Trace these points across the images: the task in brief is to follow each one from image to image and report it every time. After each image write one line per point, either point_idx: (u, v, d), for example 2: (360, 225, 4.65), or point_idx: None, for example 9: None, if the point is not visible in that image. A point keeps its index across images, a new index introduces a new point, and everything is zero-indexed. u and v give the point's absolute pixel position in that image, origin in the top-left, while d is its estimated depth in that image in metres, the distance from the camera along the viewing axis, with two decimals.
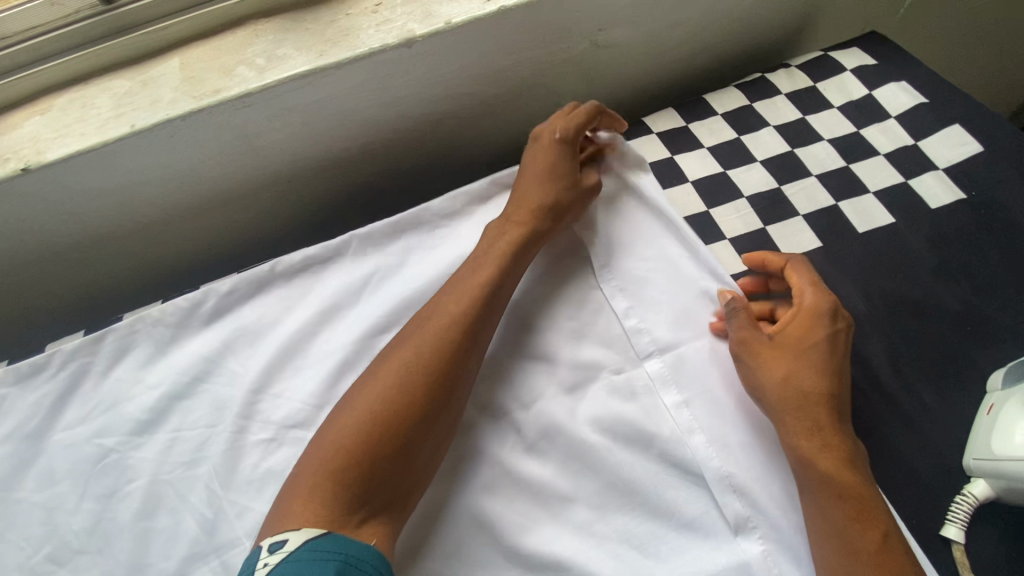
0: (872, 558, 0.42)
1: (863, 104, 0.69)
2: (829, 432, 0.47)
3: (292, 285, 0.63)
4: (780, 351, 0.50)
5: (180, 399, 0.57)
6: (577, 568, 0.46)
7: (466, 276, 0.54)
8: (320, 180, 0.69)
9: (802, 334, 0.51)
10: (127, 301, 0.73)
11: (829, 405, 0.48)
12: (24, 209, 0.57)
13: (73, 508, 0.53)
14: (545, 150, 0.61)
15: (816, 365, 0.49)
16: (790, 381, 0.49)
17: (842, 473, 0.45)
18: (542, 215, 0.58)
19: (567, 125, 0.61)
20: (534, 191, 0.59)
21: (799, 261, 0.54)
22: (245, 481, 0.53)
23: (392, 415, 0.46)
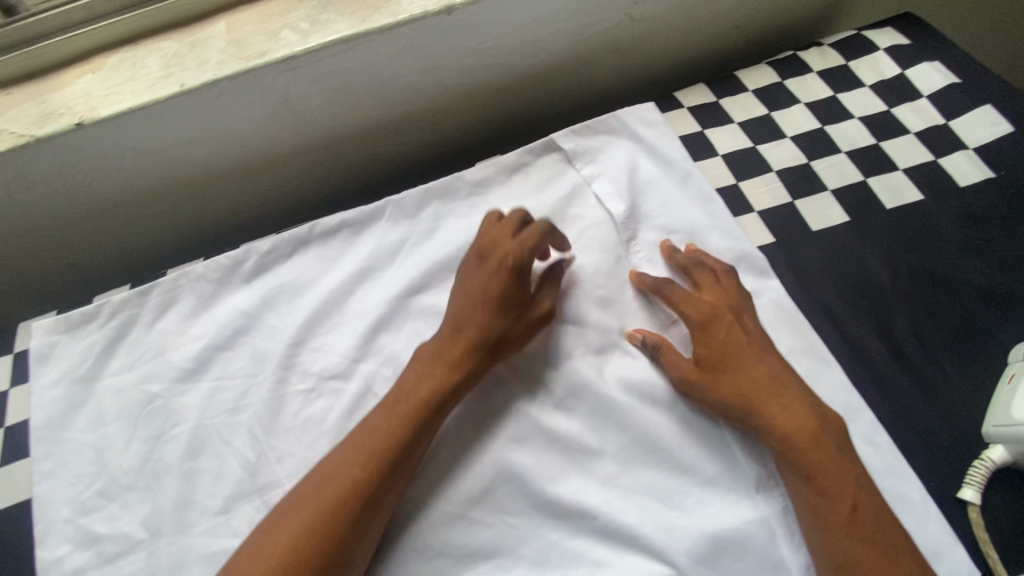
0: (843, 527, 0.44)
1: (895, 83, 0.69)
2: (781, 419, 0.48)
3: (329, 245, 0.65)
4: (702, 366, 0.51)
5: (221, 351, 0.59)
6: (603, 517, 0.48)
7: (388, 412, 0.50)
8: (354, 147, 0.70)
9: (710, 346, 0.52)
10: (167, 260, 0.76)
11: (772, 395, 0.49)
12: (76, 164, 0.60)
13: (123, 448, 0.56)
14: (487, 280, 0.55)
15: (734, 367, 0.50)
16: (722, 390, 0.50)
17: (804, 457, 0.46)
18: (480, 351, 0.53)
19: (515, 253, 0.55)
20: (474, 311, 0.54)
21: (670, 282, 0.56)
22: (286, 428, 0.55)
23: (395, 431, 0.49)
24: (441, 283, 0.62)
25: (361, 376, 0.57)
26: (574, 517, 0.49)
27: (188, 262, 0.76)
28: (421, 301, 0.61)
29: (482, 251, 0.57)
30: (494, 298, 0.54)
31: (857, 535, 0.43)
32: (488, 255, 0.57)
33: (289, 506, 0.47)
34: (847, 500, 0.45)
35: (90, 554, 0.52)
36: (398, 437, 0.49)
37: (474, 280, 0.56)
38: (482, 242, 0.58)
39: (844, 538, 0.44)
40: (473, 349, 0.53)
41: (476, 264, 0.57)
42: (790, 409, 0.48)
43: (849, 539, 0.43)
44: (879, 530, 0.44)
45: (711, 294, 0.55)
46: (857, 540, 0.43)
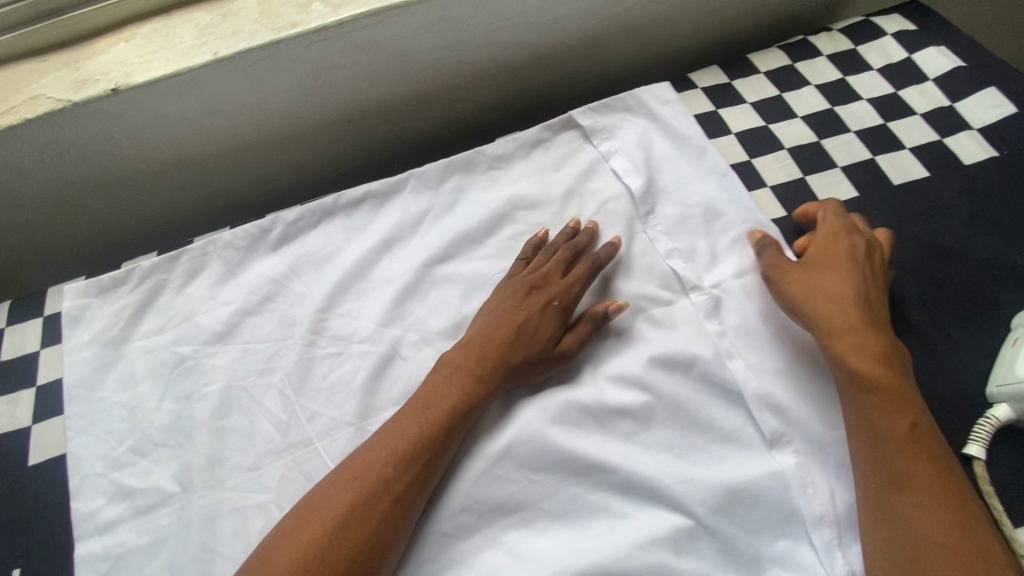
0: (901, 443, 0.46)
1: (902, 66, 0.72)
2: (859, 334, 0.50)
3: (353, 215, 0.66)
4: (808, 269, 0.55)
5: (250, 315, 0.61)
6: (625, 470, 0.50)
7: (419, 411, 0.51)
8: (379, 121, 0.72)
9: (826, 254, 0.55)
10: (189, 231, 0.77)
11: (857, 310, 0.51)
12: (109, 130, 0.61)
13: (154, 406, 0.57)
14: (526, 307, 0.56)
15: (841, 277, 0.53)
16: (817, 293, 0.53)
17: (875, 370, 0.49)
18: (499, 368, 0.54)
19: (560, 289, 0.57)
20: (505, 331, 0.55)
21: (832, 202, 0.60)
22: (315, 388, 0.57)
23: (431, 415, 0.51)
24: (465, 252, 0.64)
25: (389, 340, 0.59)
26: (595, 472, 0.50)
27: (209, 233, 0.77)
28: (445, 270, 0.63)
29: (529, 275, 0.59)
30: (526, 325, 0.55)
31: (914, 450, 0.46)
32: (537, 283, 0.58)
33: (332, 485, 0.48)
34: (908, 417, 0.47)
35: (124, 507, 0.53)
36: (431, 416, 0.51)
37: (514, 299, 0.57)
38: (541, 260, 0.60)
39: (899, 451, 0.46)
40: (494, 365, 0.54)
41: (523, 291, 0.58)
42: (868, 328, 0.51)
43: (904, 453, 0.46)
44: (931, 451, 0.46)
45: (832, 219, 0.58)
46: (911, 453, 0.46)
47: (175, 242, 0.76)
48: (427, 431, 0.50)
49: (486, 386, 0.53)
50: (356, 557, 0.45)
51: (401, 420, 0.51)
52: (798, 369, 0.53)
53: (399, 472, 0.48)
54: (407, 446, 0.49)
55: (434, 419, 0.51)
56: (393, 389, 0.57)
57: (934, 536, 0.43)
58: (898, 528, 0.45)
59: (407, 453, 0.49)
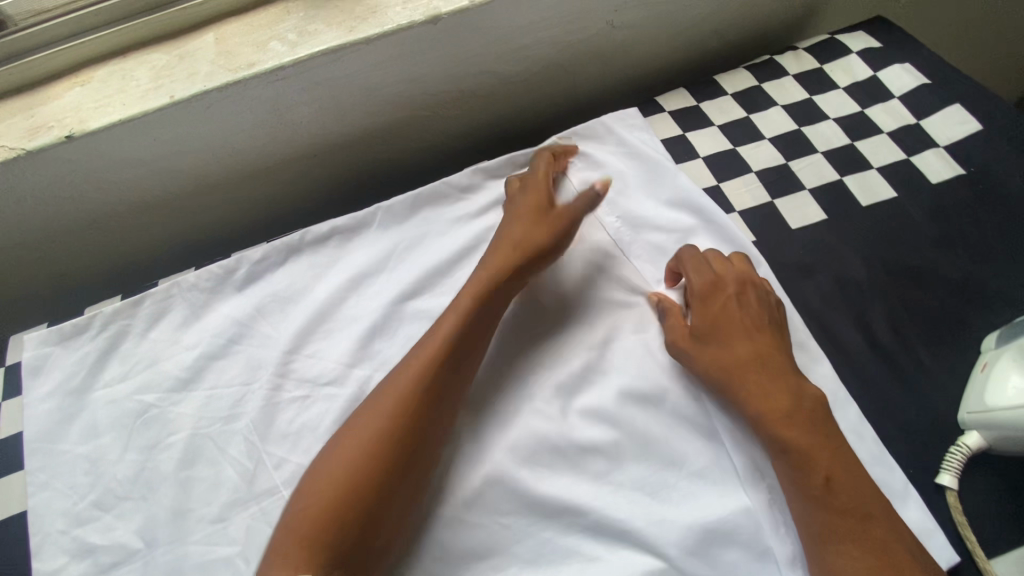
0: (818, 499, 0.45)
1: (867, 84, 0.72)
2: (760, 399, 0.49)
3: (321, 251, 0.66)
4: (702, 336, 0.53)
5: (214, 359, 0.60)
6: (596, 513, 0.49)
7: (402, 393, 0.50)
8: (344, 154, 0.71)
9: (706, 316, 0.54)
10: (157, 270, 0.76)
11: (756, 370, 0.51)
12: (67, 176, 0.60)
13: (117, 458, 0.55)
14: (532, 203, 0.61)
15: (726, 339, 0.53)
16: (715, 362, 0.52)
17: (782, 432, 0.47)
18: (525, 255, 0.57)
19: (546, 179, 0.63)
20: (523, 226, 0.59)
21: (693, 249, 0.58)
22: (281, 434, 0.56)
23: (384, 431, 0.48)
24: (434, 287, 0.63)
25: (356, 381, 0.58)
26: (565, 515, 0.50)
27: (179, 272, 0.76)
28: (413, 306, 0.62)
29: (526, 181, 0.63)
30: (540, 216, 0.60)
31: (831, 504, 0.45)
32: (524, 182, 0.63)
33: (317, 478, 0.47)
34: (819, 471, 0.46)
35: (86, 565, 0.52)
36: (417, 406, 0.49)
37: (522, 197, 0.62)
38: (530, 174, 0.64)
39: (820, 510, 0.45)
40: (523, 249, 0.57)
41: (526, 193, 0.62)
42: (774, 387, 0.50)
43: (824, 508, 0.45)
44: (852, 501, 0.45)
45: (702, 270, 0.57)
46: (831, 510, 0.45)
47: (145, 282, 0.75)
48: (390, 445, 0.47)
49: (517, 272, 0.57)
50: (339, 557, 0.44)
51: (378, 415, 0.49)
52: None
53: (352, 518, 0.45)
54: (355, 474, 0.46)
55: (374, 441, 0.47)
56: None
57: None
58: None
59: (359, 490, 0.46)
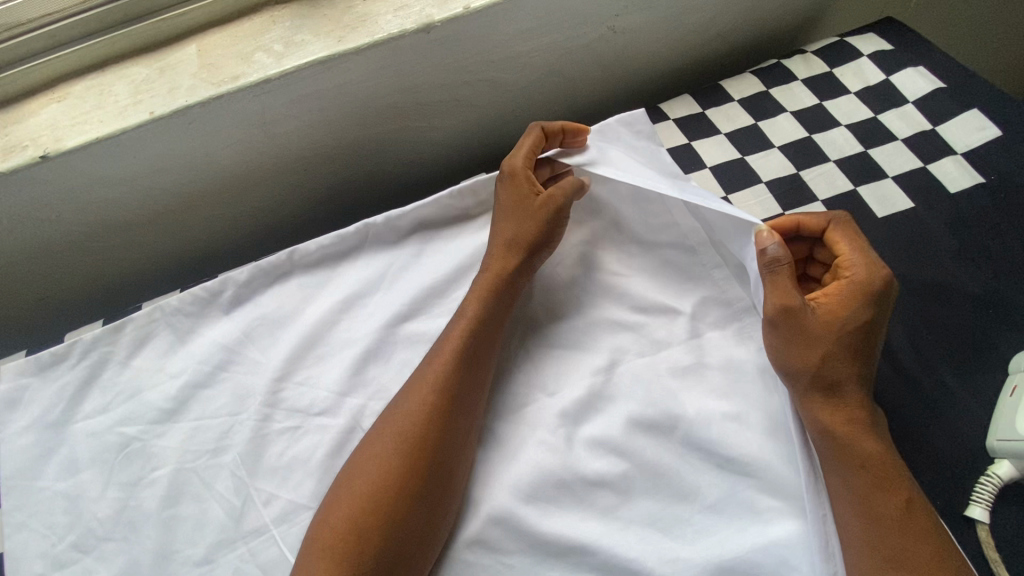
0: (895, 523, 0.44)
1: (880, 89, 0.69)
2: (845, 409, 0.48)
3: (312, 271, 0.63)
4: (823, 326, 0.49)
5: (201, 388, 0.57)
6: (606, 552, 0.46)
7: (404, 423, 0.49)
8: (336, 168, 0.68)
9: (847, 309, 0.49)
10: (143, 291, 0.73)
11: (863, 379, 0.49)
12: (43, 198, 0.57)
13: (98, 496, 0.52)
14: (511, 196, 0.58)
15: (858, 336, 0.49)
16: (831, 357, 0.48)
17: (866, 446, 0.46)
18: (513, 257, 0.56)
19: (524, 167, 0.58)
20: (507, 226, 0.57)
21: (841, 227, 0.52)
22: (271, 468, 0.52)
23: (393, 456, 0.48)
24: (432, 307, 0.60)
25: (350, 410, 0.55)
26: (572, 554, 0.47)
27: (165, 292, 0.73)
28: (409, 329, 0.59)
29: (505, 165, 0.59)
30: (518, 209, 0.57)
31: (910, 529, 0.43)
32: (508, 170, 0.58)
33: (334, 502, 0.47)
34: (902, 494, 0.44)
35: None
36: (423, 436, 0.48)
37: (505, 190, 0.59)
38: (505, 162, 0.59)
39: (892, 534, 0.43)
40: (513, 253, 0.56)
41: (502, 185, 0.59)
42: (863, 398, 0.48)
43: (897, 532, 0.43)
44: (925, 526, 0.44)
45: (855, 259, 0.50)
46: (904, 536, 0.43)
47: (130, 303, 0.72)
48: (408, 474, 0.47)
49: (507, 281, 0.55)
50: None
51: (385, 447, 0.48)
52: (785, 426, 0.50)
53: (371, 546, 0.45)
54: (366, 503, 0.46)
55: (387, 467, 0.47)
56: None
57: None
58: None
59: (373, 519, 0.45)
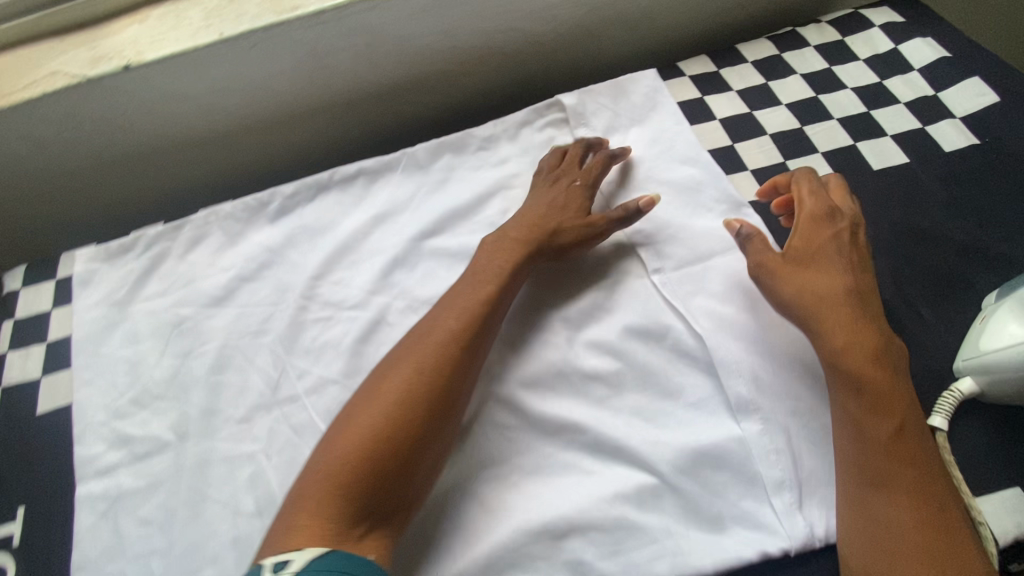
0: (886, 446, 0.46)
1: (887, 57, 0.73)
2: (848, 334, 0.50)
3: (350, 188, 0.70)
4: (796, 264, 0.55)
5: (247, 281, 0.64)
6: (592, 431, 0.52)
7: (418, 352, 0.52)
8: (376, 104, 0.75)
9: (806, 241, 0.56)
10: (189, 203, 0.78)
11: (846, 304, 0.52)
12: (123, 106, 0.65)
13: (154, 362, 0.60)
14: (558, 193, 0.63)
15: (821, 270, 0.54)
16: (802, 291, 0.53)
17: (864, 370, 0.48)
18: (541, 237, 0.60)
19: (586, 177, 0.64)
20: (541, 210, 0.62)
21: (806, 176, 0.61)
22: (305, 349, 0.60)
23: (409, 381, 0.50)
24: (454, 226, 0.67)
25: (376, 307, 0.61)
26: (563, 432, 0.53)
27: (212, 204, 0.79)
28: (433, 244, 0.65)
29: (554, 173, 0.66)
30: (560, 203, 0.63)
31: (901, 455, 0.46)
32: (561, 169, 0.66)
33: (350, 426, 0.48)
34: (893, 416, 0.47)
35: (123, 452, 0.56)
36: (436, 367, 0.51)
37: (549, 190, 0.64)
38: (553, 169, 0.66)
39: (886, 455, 0.46)
40: (537, 232, 0.60)
41: (547, 183, 0.65)
42: (861, 325, 0.51)
43: (888, 457, 0.46)
44: (919, 454, 0.46)
45: (817, 200, 0.58)
46: (896, 459, 0.46)
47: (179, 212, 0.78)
48: (421, 398, 0.49)
49: (527, 256, 0.59)
50: (372, 509, 0.45)
51: (398, 376, 0.50)
52: (765, 342, 0.55)
53: (366, 485, 0.45)
54: (371, 434, 0.47)
55: (393, 398, 0.49)
56: (379, 351, 0.59)
57: (909, 538, 0.43)
58: (876, 527, 0.44)
59: (370, 456, 0.46)
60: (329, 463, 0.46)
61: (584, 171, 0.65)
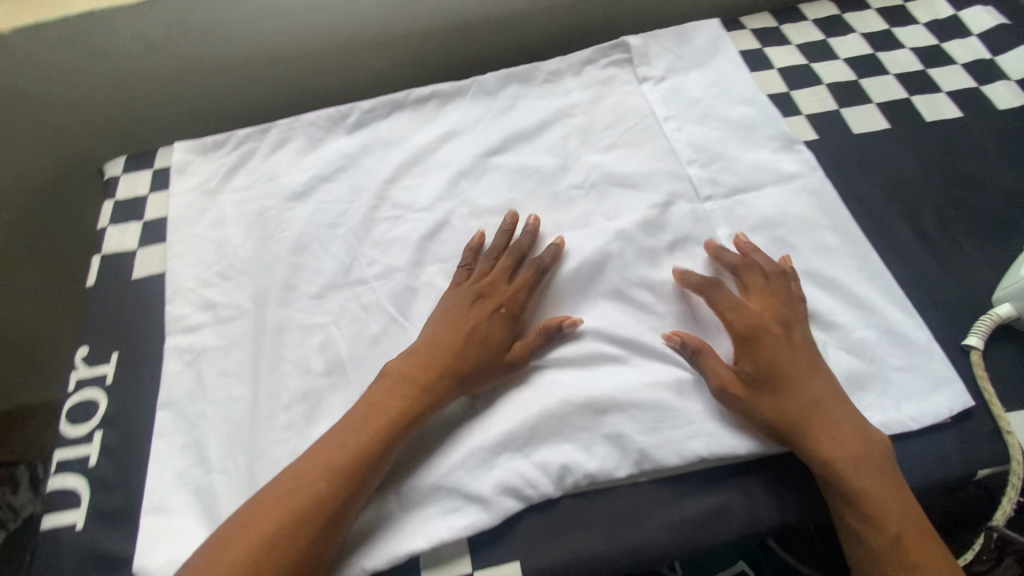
0: (889, 553, 0.45)
1: (947, 22, 0.75)
2: (838, 446, 0.47)
3: (422, 108, 0.75)
4: (761, 381, 0.50)
5: (324, 181, 0.70)
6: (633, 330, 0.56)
7: (325, 453, 0.48)
8: (450, 37, 0.81)
9: (764, 367, 0.51)
10: (270, 115, 0.85)
11: (820, 418, 0.48)
12: (229, 14, 0.71)
13: (239, 242, 0.66)
14: (472, 320, 0.56)
15: (786, 389, 0.50)
16: (775, 411, 0.49)
17: (856, 478, 0.47)
18: (446, 368, 0.53)
19: (511, 297, 0.57)
20: (452, 330, 0.55)
21: (759, 269, 0.56)
22: (375, 241, 0.65)
23: (337, 459, 0.48)
24: (517, 148, 0.71)
25: (442, 210, 0.66)
26: (606, 327, 0.56)
27: (289, 113, 0.85)
28: (497, 160, 0.70)
29: (474, 284, 0.58)
30: (477, 326, 0.55)
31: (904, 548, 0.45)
32: (483, 290, 0.58)
33: (265, 498, 0.46)
34: (863, 512, 0.46)
35: (208, 315, 0.62)
36: (373, 439, 0.49)
37: (466, 309, 0.57)
38: (473, 287, 0.58)
39: (892, 560, 0.45)
40: (444, 373, 0.53)
41: (469, 301, 0.57)
42: (852, 436, 0.48)
43: (891, 557, 0.45)
44: (925, 550, 0.45)
45: (761, 308, 0.54)
46: (900, 561, 0.45)
47: (261, 121, 0.84)
48: (355, 464, 0.48)
49: (429, 401, 0.52)
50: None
51: (330, 458, 0.48)
52: (810, 264, 0.58)
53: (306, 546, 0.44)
54: (313, 502, 0.46)
55: (336, 467, 0.47)
56: (442, 248, 0.64)
57: None
58: None
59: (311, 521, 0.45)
60: (247, 541, 0.44)
61: (512, 291, 0.57)
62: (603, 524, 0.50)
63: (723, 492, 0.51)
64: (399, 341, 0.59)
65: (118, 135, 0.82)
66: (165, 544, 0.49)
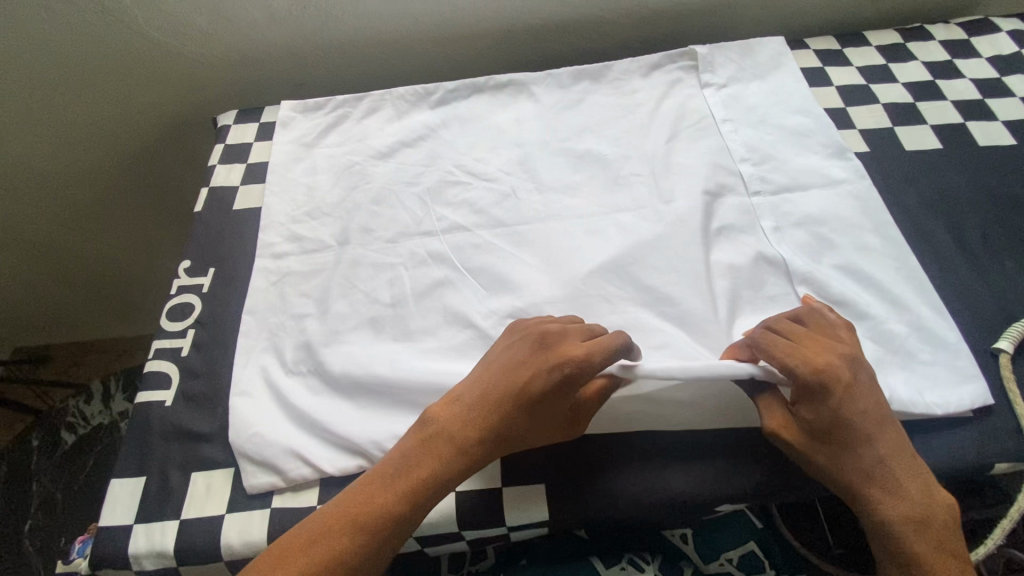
0: None
1: (1010, 58, 0.78)
2: (900, 503, 0.47)
3: (498, 93, 0.83)
4: (820, 437, 0.49)
5: (406, 146, 0.78)
6: (672, 301, 0.61)
7: (390, 467, 0.49)
8: (531, 35, 0.89)
9: (825, 423, 0.48)
10: (361, 88, 0.94)
11: (882, 477, 0.47)
12: None
13: (327, 189, 0.74)
14: (531, 368, 0.50)
15: (846, 446, 0.48)
16: (833, 468, 0.48)
17: (911, 538, 0.46)
18: (494, 429, 0.49)
19: (582, 355, 0.49)
20: (503, 383, 0.50)
21: (821, 318, 0.53)
22: (446, 201, 0.72)
23: (397, 478, 0.48)
24: (581, 134, 0.77)
25: (507, 181, 0.73)
26: (647, 294, 0.61)
27: (378, 88, 0.94)
28: (562, 144, 0.76)
29: (537, 332, 0.52)
30: (532, 386, 0.49)
31: None
32: (550, 334, 0.51)
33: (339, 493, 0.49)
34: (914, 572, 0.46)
35: (294, 246, 0.70)
36: (431, 472, 0.48)
37: (522, 360, 0.50)
38: (537, 334, 0.52)
39: None
40: (490, 434, 0.49)
41: (528, 352, 0.51)
42: (916, 497, 0.47)
43: None
44: None
45: (818, 350, 0.49)
46: None
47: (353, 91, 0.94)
48: (416, 485, 0.48)
49: (474, 456, 0.49)
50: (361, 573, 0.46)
51: (392, 473, 0.48)
52: (849, 261, 0.61)
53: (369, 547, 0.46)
54: (378, 501, 0.47)
55: (397, 483, 0.48)
56: (504, 212, 0.70)
57: None
58: None
59: (374, 523, 0.46)
60: (320, 523, 0.46)
61: (583, 350, 0.49)
62: (616, 473, 0.55)
63: (745, 449, 0.55)
64: (457, 286, 0.65)
65: (237, 91, 0.94)
66: (241, 424, 0.57)
